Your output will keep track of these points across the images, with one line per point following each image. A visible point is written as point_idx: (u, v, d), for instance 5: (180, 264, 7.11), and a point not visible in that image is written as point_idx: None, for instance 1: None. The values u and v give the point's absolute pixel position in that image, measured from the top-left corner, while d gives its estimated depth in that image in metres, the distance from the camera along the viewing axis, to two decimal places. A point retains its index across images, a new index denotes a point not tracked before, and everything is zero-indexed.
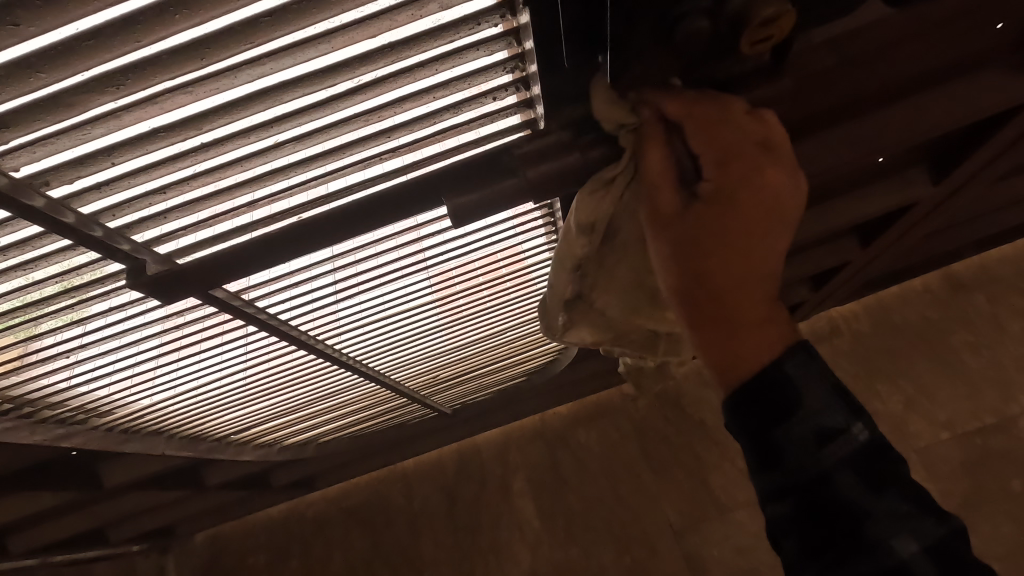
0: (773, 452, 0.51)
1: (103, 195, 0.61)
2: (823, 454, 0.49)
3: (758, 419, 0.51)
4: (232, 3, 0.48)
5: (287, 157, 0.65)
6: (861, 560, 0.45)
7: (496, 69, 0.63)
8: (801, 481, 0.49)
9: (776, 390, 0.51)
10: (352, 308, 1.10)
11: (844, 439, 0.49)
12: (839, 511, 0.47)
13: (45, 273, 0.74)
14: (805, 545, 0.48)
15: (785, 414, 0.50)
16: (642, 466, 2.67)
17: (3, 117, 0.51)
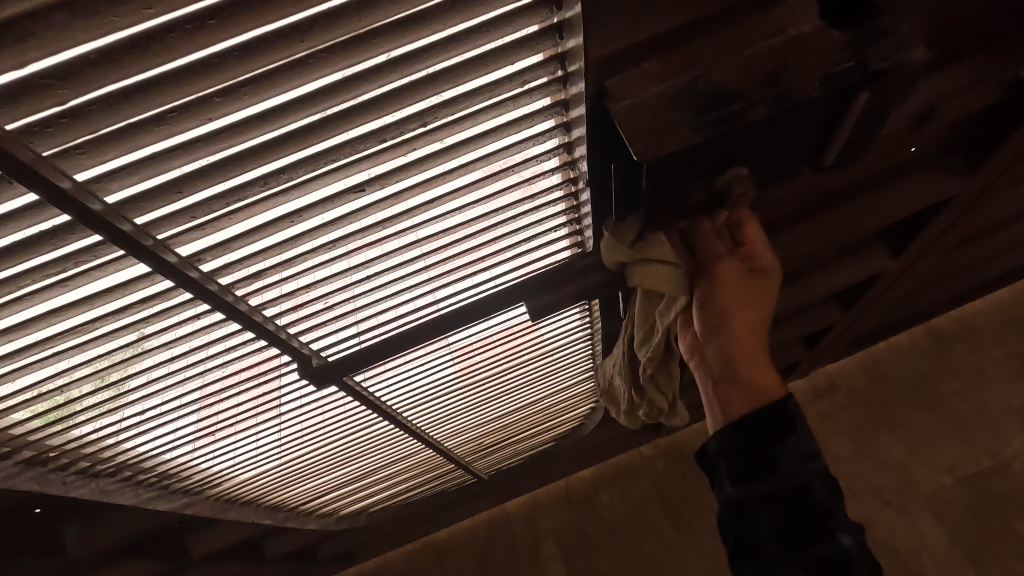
0: (769, 461, 0.69)
1: (295, 313, 0.87)
2: (806, 470, 0.67)
3: (762, 437, 0.70)
4: (407, 197, 0.76)
5: (415, 280, 0.91)
6: (822, 541, 0.64)
7: (558, 214, 0.91)
8: (787, 486, 0.67)
9: (777, 417, 0.71)
10: (429, 389, 1.33)
11: (817, 458, 0.69)
12: (810, 510, 0.65)
13: (118, 357, 0.83)
14: (780, 535, 0.65)
15: (784, 436, 0.70)
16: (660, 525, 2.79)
17: (262, 271, 0.76)
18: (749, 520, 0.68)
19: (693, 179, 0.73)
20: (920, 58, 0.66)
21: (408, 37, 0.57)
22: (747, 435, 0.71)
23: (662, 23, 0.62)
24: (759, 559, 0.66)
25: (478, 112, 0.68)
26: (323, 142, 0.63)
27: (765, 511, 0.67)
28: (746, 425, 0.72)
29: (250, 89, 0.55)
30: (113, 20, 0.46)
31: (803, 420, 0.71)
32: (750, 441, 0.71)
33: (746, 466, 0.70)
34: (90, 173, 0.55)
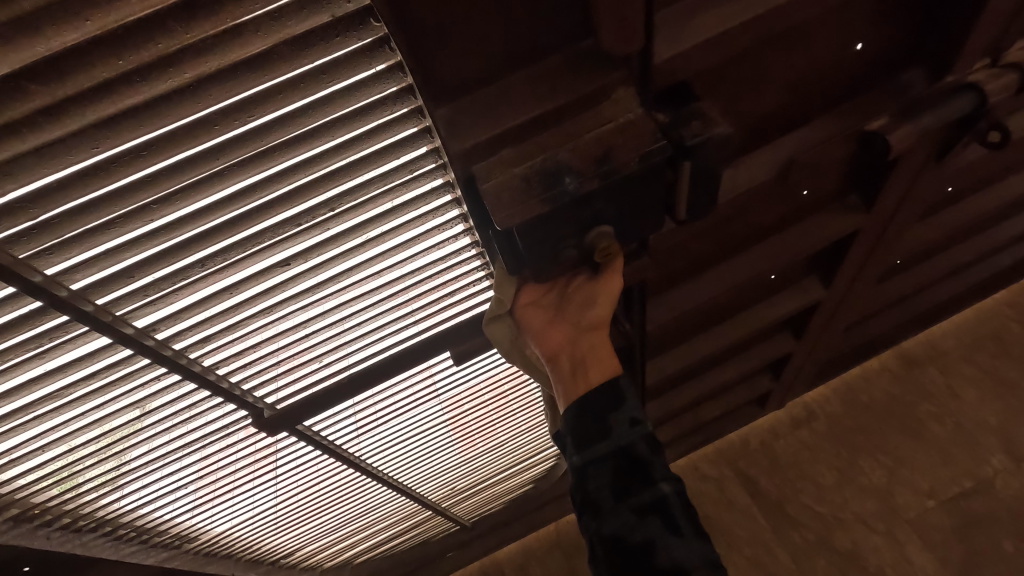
0: (603, 427, 0.80)
1: (244, 369, 1.01)
2: (628, 433, 0.79)
3: (598, 409, 0.82)
4: (327, 266, 0.91)
5: (349, 336, 1.05)
6: (647, 490, 0.75)
7: (475, 270, 1.05)
8: (618, 448, 0.78)
9: (608, 395, 0.83)
10: (387, 434, 1.44)
11: (642, 423, 0.80)
12: (636, 465, 0.77)
13: (85, 420, 0.97)
14: (614, 490, 0.77)
15: (613, 405, 0.81)
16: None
17: (211, 335, 0.91)
18: (588, 482, 0.79)
19: (563, 241, 0.88)
20: (728, 130, 0.82)
21: (304, 147, 0.73)
22: (585, 410, 0.82)
23: (509, 120, 0.78)
24: (599, 512, 0.77)
25: (376, 196, 0.84)
26: (247, 229, 0.79)
27: (601, 470, 0.78)
28: (588, 404, 0.83)
29: (180, 197, 0.71)
30: (69, 157, 0.62)
31: (631, 392, 0.83)
32: (589, 412, 0.82)
33: (586, 434, 0.81)
34: (56, 267, 0.71)
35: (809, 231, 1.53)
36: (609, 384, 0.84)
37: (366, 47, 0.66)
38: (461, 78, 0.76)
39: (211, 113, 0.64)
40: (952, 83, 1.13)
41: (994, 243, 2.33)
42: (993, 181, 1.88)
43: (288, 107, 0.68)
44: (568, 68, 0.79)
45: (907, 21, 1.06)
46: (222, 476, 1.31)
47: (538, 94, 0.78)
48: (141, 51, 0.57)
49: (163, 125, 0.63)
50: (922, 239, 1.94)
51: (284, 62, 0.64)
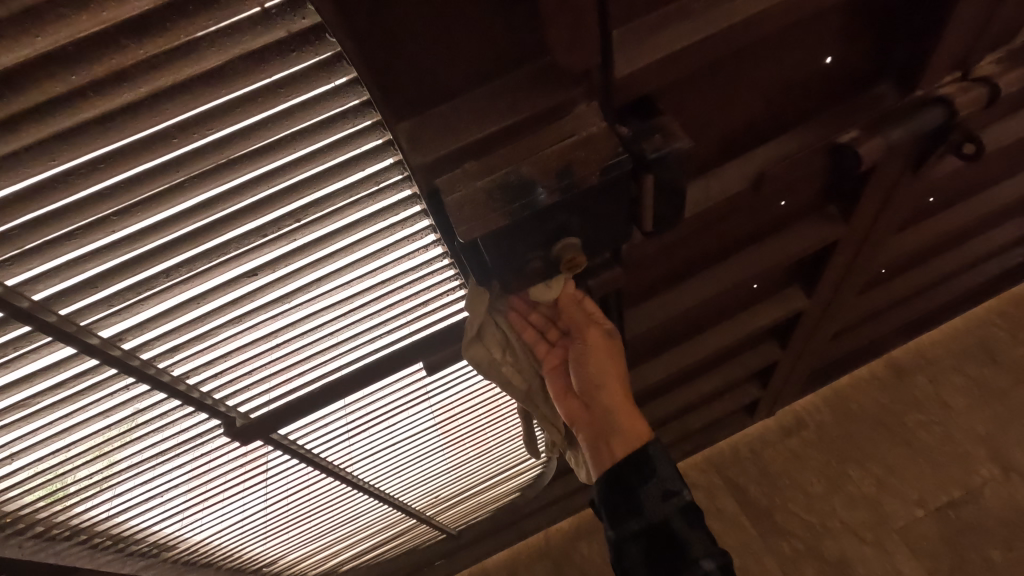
0: (637, 503, 0.99)
1: (215, 379, 1.02)
2: (664, 504, 0.98)
3: (631, 485, 1.00)
4: (296, 276, 0.92)
5: (321, 345, 1.06)
6: (682, 562, 0.94)
7: (447, 281, 1.05)
8: (653, 523, 0.97)
9: (644, 464, 1.01)
10: (366, 443, 1.45)
11: (678, 495, 0.98)
12: (671, 540, 0.96)
13: (54, 429, 0.97)
14: (648, 560, 0.96)
15: (643, 483, 0.99)
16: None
17: (180, 344, 0.92)
18: (628, 555, 0.98)
19: (530, 253, 0.89)
20: (690, 144, 0.84)
21: (266, 159, 0.74)
22: (621, 488, 1.01)
23: (470, 134, 0.79)
24: None
25: (343, 207, 0.85)
26: (212, 240, 0.79)
27: (638, 542, 0.97)
28: (619, 477, 1.02)
29: (141, 208, 0.72)
30: (26, 170, 0.63)
31: (664, 469, 1.00)
32: (620, 486, 1.01)
33: (623, 508, 1.00)
34: (18, 277, 0.71)
35: (787, 242, 1.55)
36: (643, 454, 1.02)
37: (322, 62, 0.67)
38: (423, 91, 0.77)
39: (169, 127, 0.65)
40: (921, 97, 1.14)
41: (978, 253, 2.34)
42: (974, 191, 1.90)
43: (248, 120, 0.69)
44: (531, 82, 0.79)
45: (875, 36, 1.07)
46: (198, 484, 1.31)
47: (500, 108, 0.79)
48: (96, 66, 0.58)
49: (121, 138, 0.64)
50: (904, 248, 1.95)
51: (242, 77, 0.65)
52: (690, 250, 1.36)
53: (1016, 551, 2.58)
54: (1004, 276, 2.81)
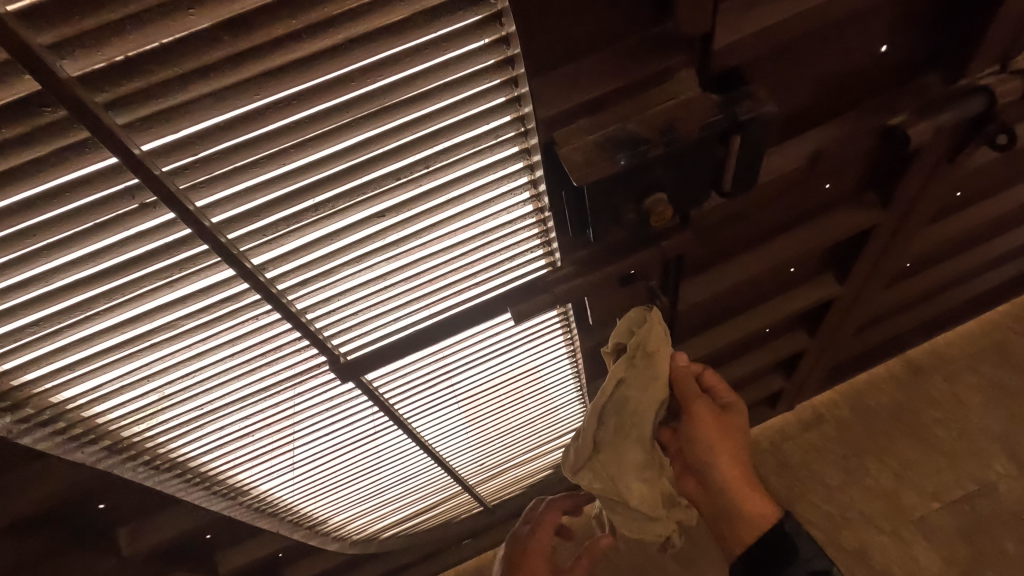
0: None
1: (329, 316, 1.13)
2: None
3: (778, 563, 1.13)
4: (414, 220, 1.03)
5: (420, 290, 1.17)
6: None
7: (533, 237, 1.17)
8: None
9: (785, 546, 1.13)
10: (434, 397, 1.56)
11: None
12: None
13: (188, 354, 1.08)
14: None
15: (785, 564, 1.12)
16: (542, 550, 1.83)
17: (310, 278, 1.03)
18: None
19: (624, 205, 1.00)
20: (775, 109, 0.95)
21: (416, 107, 0.85)
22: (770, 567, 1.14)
23: (586, 93, 0.90)
24: None
25: (465, 157, 0.97)
26: (358, 178, 0.91)
27: None
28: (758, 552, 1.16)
29: (312, 143, 0.83)
30: (236, 101, 0.73)
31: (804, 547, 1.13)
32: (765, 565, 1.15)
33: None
34: (205, 200, 0.82)
35: (829, 225, 1.66)
36: (781, 531, 1.16)
37: (479, 21, 0.78)
38: (548, 57, 0.89)
39: (351, 71, 0.77)
40: (965, 86, 1.26)
41: (997, 252, 2.46)
42: (998, 189, 2.02)
43: (412, 69, 0.80)
44: (641, 50, 0.91)
45: (927, 28, 1.19)
46: (285, 427, 1.42)
47: (613, 72, 0.91)
48: (313, 13, 0.69)
49: (314, 78, 0.75)
50: (933, 241, 2.06)
51: (417, 30, 0.76)
52: (744, 225, 1.47)
53: None
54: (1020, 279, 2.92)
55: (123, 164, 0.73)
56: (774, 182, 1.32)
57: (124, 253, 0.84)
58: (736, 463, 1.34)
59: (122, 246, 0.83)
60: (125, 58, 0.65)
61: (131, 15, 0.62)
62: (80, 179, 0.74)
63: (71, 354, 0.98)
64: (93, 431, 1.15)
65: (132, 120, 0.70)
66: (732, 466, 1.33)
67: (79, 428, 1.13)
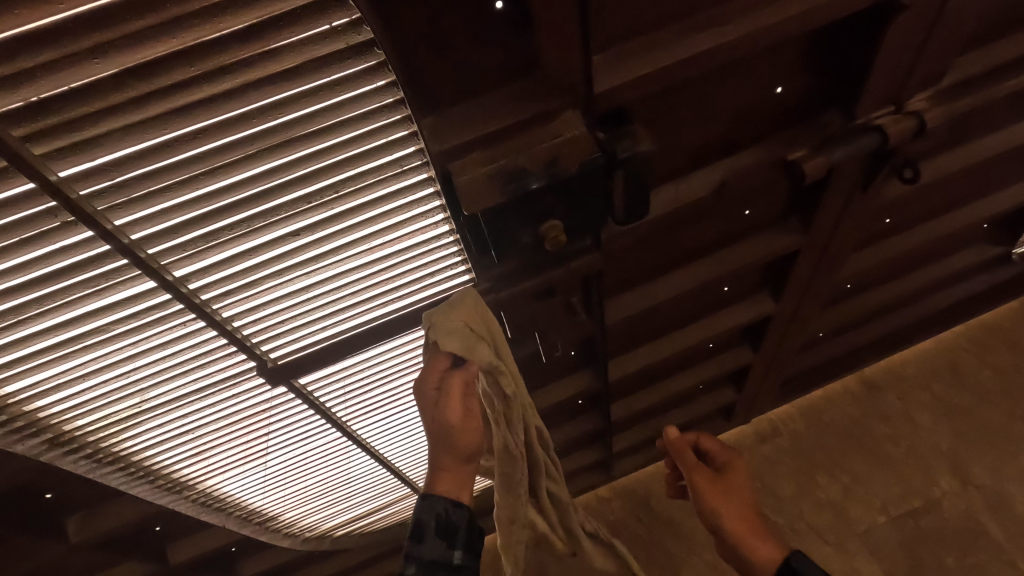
0: None
1: (256, 325, 1.22)
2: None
3: None
4: (329, 240, 1.12)
5: (343, 302, 1.27)
6: None
7: (451, 256, 1.26)
8: None
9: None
10: (371, 401, 1.65)
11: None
12: None
13: (122, 356, 1.17)
14: None
15: None
16: (436, 397, 1.03)
17: (232, 290, 1.12)
18: None
19: (520, 230, 1.10)
20: (653, 148, 1.05)
21: (319, 140, 0.94)
22: None
23: (480, 130, 1.00)
24: None
25: (373, 184, 1.06)
26: (270, 202, 1.00)
27: None
28: None
29: (222, 171, 0.92)
30: (145, 135, 0.83)
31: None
32: None
33: None
34: (124, 219, 0.92)
35: (753, 248, 1.75)
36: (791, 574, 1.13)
37: (371, 67, 0.88)
38: (442, 93, 0.98)
39: (252, 110, 0.86)
40: (860, 124, 1.36)
41: (939, 275, 2.55)
42: (929, 216, 2.11)
43: (311, 108, 0.89)
44: (529, 94, 1.01)
45: (822, 72, 1.29)
46: (224, 427, 1.51)
47: (503, 112, 1.00)
48: (212, 61, 0.79)
49: (217, 116, 0.85)
50: (867, 264, 2.15)
51: (310, 75, 0.85)
52: (664, 246, 1.57)
53: (968, 558, 2.76)
54: (969, 301, 3.01)
55: (42, 187, 0.82)
56: (684, 208, 1.42)
57: (52, 263, 0.94)
58: (734, 518, 1.29)
59: (48, 257, 0.93)
60: (37, 99, 0.74)
61: (41, 64, 0.72)
62: (5, 199, 0.83)
63: (9, 352, 1.07)
64: (35, 425, 1.24)
65: (48, 151, 0.79)
66: (734, 522, 1.29)
67: (21, 421, 1.22)
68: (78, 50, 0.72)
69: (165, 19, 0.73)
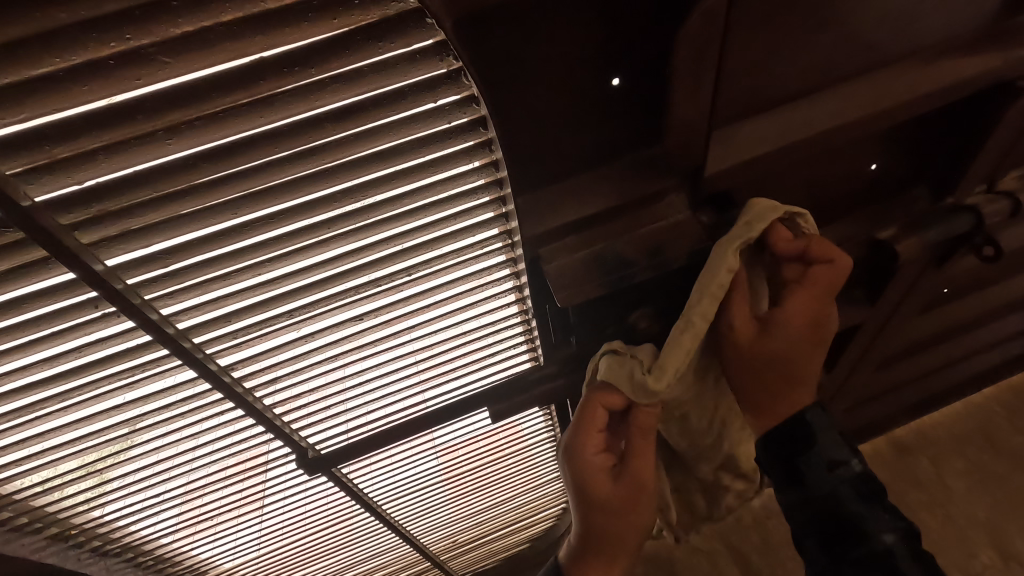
0: (801, 476, 0.98)
1: (299, 411, 1.09)
2: (827, 471, 0.97)
3: (790, 451, 0.99)
4: (392, 323, 1.00)
5: (395, 385, 1.14)
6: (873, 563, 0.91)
7: (517, 335, 1.15)
8: (820, 493, 0.96)
9: (802, 431, 0.99)
10: (407, 482, 1.50)
11: (846, 467, 0.97)
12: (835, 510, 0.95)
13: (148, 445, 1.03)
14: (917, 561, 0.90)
15: (806, 447, 0.98)
16: (604, 460, 1.02)
17: (280, 375, 0.99)
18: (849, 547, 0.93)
19: (610, 318, 0.99)
20: (766, 236, 0.93)
21: (400, 222, 0.83)
22: (775, 448, 1.01)
23: (578, 211, 0.88)
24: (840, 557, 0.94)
25: (449, 266, 0.94)
26: (337, 285, 0.88)
27: (844, 486, 0.96)
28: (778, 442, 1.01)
29: (288, 255, 0.80)
30: (209, 221, 0.71)
31: (823, 430, 0.99)
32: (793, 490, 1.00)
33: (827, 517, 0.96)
34: (172, 308, 0.79)
35: None
36: (798, 421, 0.99)
37: (469, 147, 0.77)
38: (542, 175, 0.87)
39: (334, 191, 0.75)
40: (953, 203, 1.28)
41: (985, 342, 2.45)
42: (987, 287, 2.01)
43: (398, 189, 0.78)
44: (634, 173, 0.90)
45: (920, 151, 1.21)
46: (247, 512, 1.36)
47: (605, 193, 0.89)
48: (299, 141, 0.68)
49: (294, 198, 0.73)
50: (920, 332, 2.05)
51: (403, 155, 0.75)
52: None
53: None
54: (1006, 365, 2.91)
55: (81, 279, 0.70)
56: None
57: (84, 355, 0.81)
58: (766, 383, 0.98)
59: (81, 349, 0.80)
60: (92, 183, 0.62)
61: (104, 144, 0.60)
62: (36, 293, 0.70)
63: (20, 449, 0.92)
64: (40, 519, 1.09)
65: (96, 240, 0.67)
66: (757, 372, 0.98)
67: (25, 517, 1.06)
68: (146, 131, 0.60)
69: (256, 97, 0.62)
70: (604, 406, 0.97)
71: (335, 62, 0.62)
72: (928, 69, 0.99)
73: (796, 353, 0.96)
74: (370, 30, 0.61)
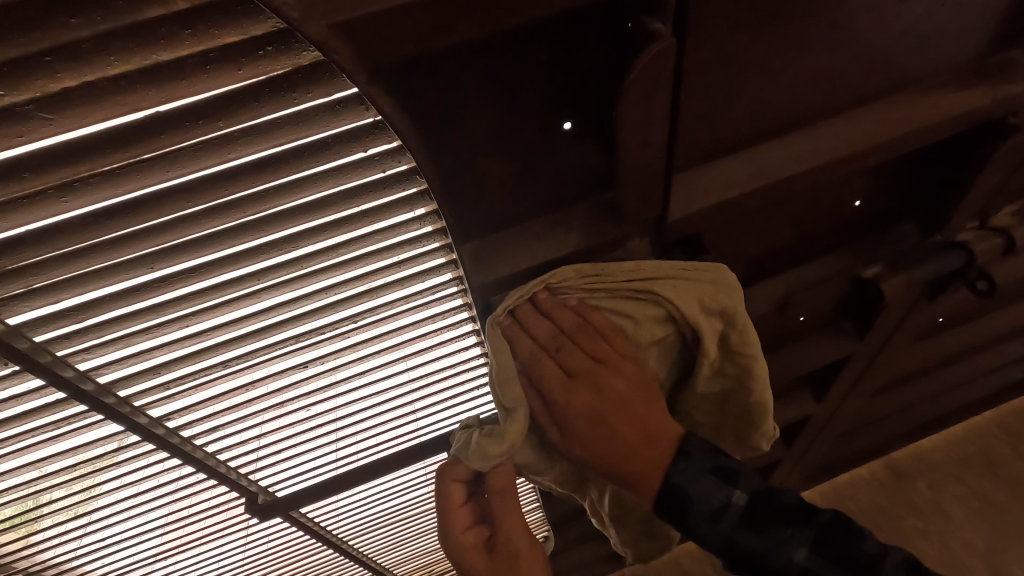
0: (699, 541, 0.78)
1: (245, 456, 1.05)
2: (716, 527, 0.77)
3: (677, 511, 0.78)
4: (340, 370, 0.95)
5: (350, 428, 1.10)
6: None
7: (481, 378, 1.10)
8: (728, 555, 0.78)
9: (677, 495, 0.77)
10: (372, 518, 1.45)
11: (731, 505, 0.77)
12: (753, 563, 0.76)
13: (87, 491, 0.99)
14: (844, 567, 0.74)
15: (687, 512, 0.78)
16: (478, 534, 0.87)
17: (222, 424, 0.95)
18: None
19: None
20: None
21: (340, 272, 0.78)
22: (661, 512, 0.78)
23: (532, 259, 0.83)
24: None
25: (398, 313, 0.89)
26: (274, 335, 0.83)
27: (739, 534, 0.77)
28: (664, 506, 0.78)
29: (217, 307, 0.75)
30: (122, 276, 0.66)
31: (686, 476, 0.77)
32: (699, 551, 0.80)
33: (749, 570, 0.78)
34: (89, 363, 0.74)
35: (804, 353, 1.58)
36: (666, 488, 0.78)
37: (411, 194, 0.71)
38: (491, 220, 0.82)
39: (259, 244, 0.69)
40: (942, 240, 1.22)
41: (983, 369, 2.38)
42: (984, 315, 1.94)
43: (332, 239, 0.73)
44: (594, 218, 0.84)
45: (910, 188, 1.15)
46: (204, 551, 1.31)
47: (562, 239, 0.84)
48: (214, 195, 0.62)
49: (214, 252, 0.68)
50: (913, 360, 1.99)
51: (334, 206, 0.69)
52: None
53: None
54: (1006, 390, 2.84)
55: None
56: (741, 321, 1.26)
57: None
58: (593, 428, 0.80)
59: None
60: None
61: None
62: None
63: None
64: None
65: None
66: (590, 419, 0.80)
67: None
68: (33, 190, 0.55)
69: (157, 152, 0.56)
70: (455, 478, 0.86)
71: (246, 114, 0.57)
72: (914, 106, 0.93)
73: (584, 390, 0.80)
74: (280, 80, 0.56)
